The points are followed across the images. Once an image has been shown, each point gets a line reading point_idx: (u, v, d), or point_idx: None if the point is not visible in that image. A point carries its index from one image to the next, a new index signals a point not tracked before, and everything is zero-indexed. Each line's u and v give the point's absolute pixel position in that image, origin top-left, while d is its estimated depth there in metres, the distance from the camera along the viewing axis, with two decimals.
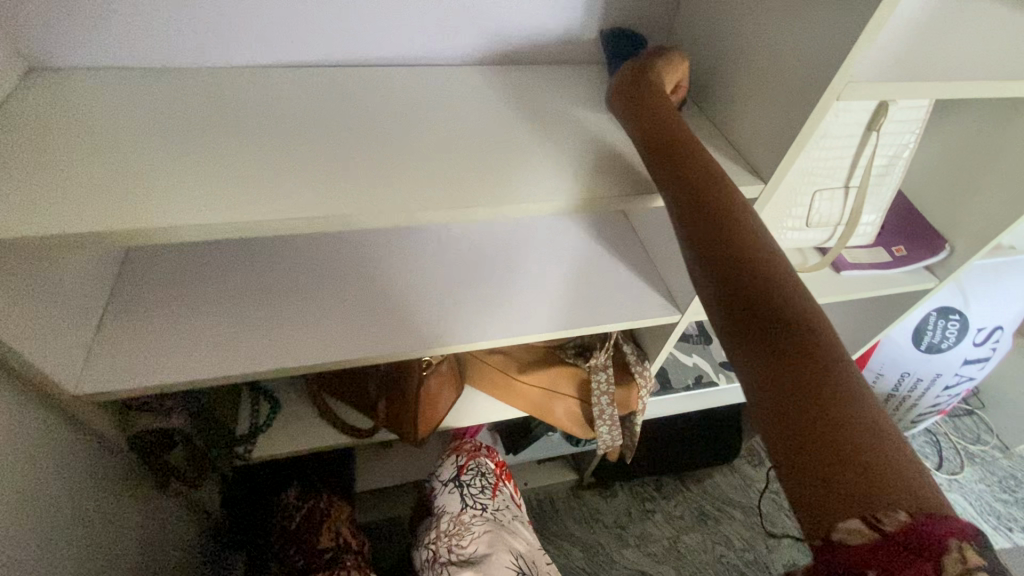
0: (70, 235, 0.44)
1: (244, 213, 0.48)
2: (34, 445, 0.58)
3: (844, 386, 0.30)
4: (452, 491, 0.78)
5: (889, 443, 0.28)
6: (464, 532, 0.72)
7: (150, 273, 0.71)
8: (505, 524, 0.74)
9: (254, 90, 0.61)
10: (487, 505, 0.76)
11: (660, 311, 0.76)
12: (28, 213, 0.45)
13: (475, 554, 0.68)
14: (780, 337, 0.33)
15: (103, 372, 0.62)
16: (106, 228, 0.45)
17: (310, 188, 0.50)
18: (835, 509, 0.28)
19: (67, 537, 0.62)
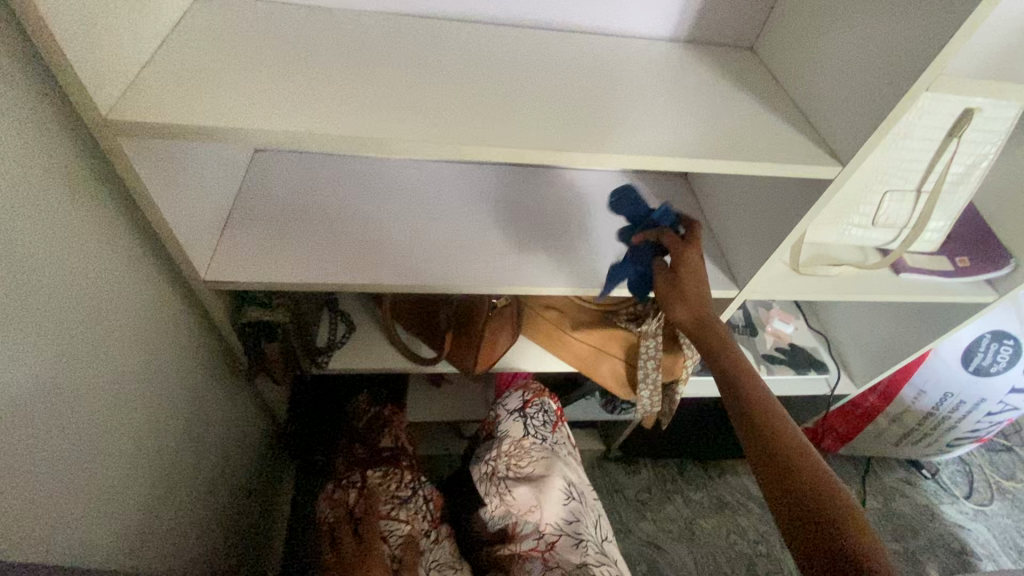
0: (239, 132, 0.53)
1: (379, 132, 0.55)
2: (165, 322, 0.68)
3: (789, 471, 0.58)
4: (516, 419, 0.89)
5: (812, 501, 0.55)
6: (524, 455, 0.85)
7: (266, 190, 0.80)
8: (561, 455, 0.86)
9: (383, 32, 0.69)
10: (547, 438, 0.87)
11: (719, 284, 0.82)
12: (207, 109, 0.54)
13: (532, 475, 0.83)
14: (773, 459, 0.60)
15: (225, 265, 0.71)
16: (268, 130, 0.53)
17: (433, 120, 0.58)
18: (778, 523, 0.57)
19: (177, 400, 0.73)
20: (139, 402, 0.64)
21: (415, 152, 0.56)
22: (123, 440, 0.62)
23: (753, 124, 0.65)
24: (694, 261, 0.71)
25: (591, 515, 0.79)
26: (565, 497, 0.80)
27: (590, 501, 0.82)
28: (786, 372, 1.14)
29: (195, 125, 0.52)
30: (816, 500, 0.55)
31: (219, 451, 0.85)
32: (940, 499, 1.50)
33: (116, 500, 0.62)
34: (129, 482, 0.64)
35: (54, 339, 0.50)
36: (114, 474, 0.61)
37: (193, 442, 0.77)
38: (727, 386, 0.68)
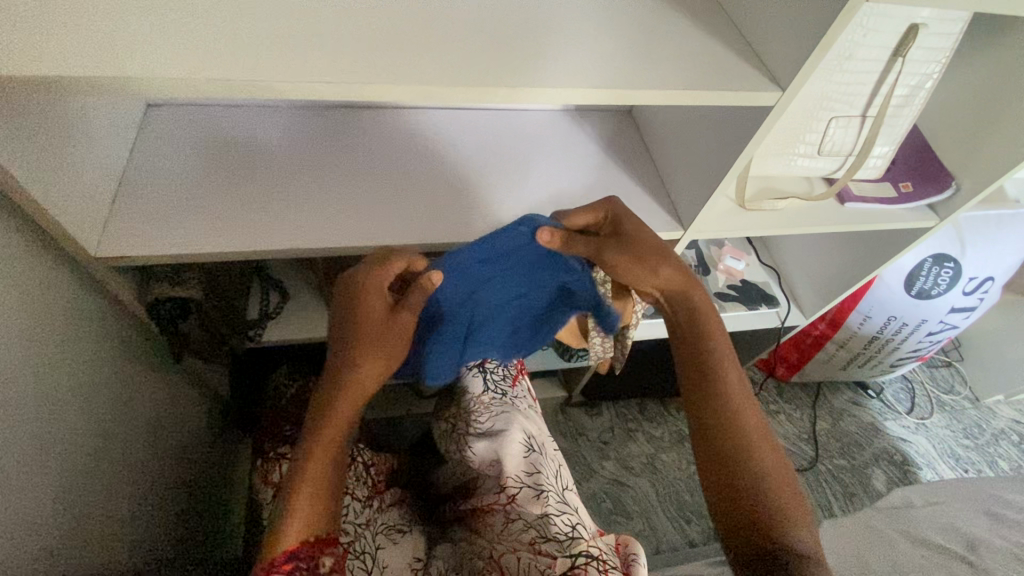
0: (85, 77, 0.44)
1: (263, 72, 0.47)
2: (59, 306, 0.62)
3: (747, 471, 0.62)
4: (474, 375, 0.88)
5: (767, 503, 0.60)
6: (481, 411, 0.83)
7: (160, 151, 0.71)
8: (521, 408, 0.84)
9: None
10: (506, 392, 0.86)
11: (664, 226, 0.78)
12: (47, 54, 0.44)
13: (492, 428, 0.80)
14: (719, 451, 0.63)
15: (119, 238, 0.63)
16: (124, 73, 0.45)
17: (325, 54, 0.49)
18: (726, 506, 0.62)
19: (90, 393, 0.67)
20: (42, 395, 0.59)
21: (308, 96, 0.49)
22: (29, 443, 0.57)
23: (689, 49, 0.59)
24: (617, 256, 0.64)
25: (551, 465, 0.77)
26: (525, 449, 0.77)
27: (551, 452, 0.80)
28: (738, 309, 1.15)
29: (31, 74, 0.43)
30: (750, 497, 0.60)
31: (153, 438, 0.80)
32: (884, 416, 1.59)
33: (37, 506, 0.57)
34: (47, 485, 0.59)
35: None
36: (28, 480, 0.56)
37: (119, 433, 0.72)
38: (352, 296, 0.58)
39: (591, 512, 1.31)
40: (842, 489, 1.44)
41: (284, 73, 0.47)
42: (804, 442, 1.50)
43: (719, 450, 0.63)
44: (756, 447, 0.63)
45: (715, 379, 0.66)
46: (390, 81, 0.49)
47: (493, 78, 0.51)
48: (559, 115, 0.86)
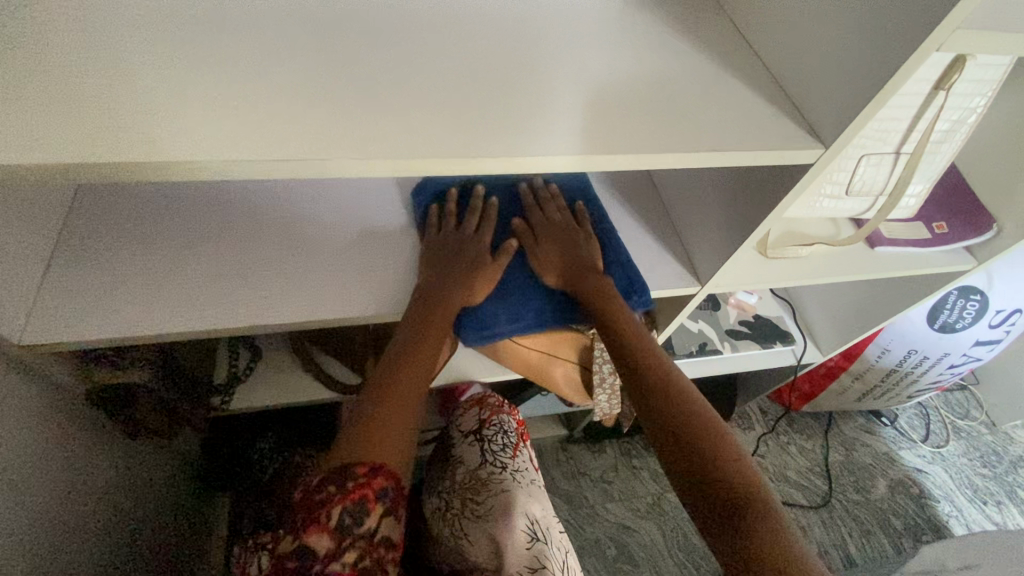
0: None
1: (201, 148, 0.39)
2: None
3: (679, 412, 0.57)
4: (472, 444, 0.80)
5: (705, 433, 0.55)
6: (480, 490, 0.73)
7: (106, 211, 0.62)
8: (522, 485, 0.73)
9: None
10: (507, 465, 0.76)
11: (678, 281, 0.70)
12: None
13: (490, 513, 0.69)
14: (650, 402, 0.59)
15: (51, 322, 0.54)
16: (21, 155, 0.36)
17: (281, 122, 0.41)
18: (679, 459, 0.54)
19: (38, 499, 0.57)
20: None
21: (259, 174, 0.40)
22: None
23: (713, 99, 0.51)
24: (546, 226, 0.70)
25: (558, 557, 0.66)
26: (529, 538, 0.66)
27: (557, 538, 0.69)
28: (751, 348, 1.07)
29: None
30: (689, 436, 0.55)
31: (114, 530, 0.70)
32: (899, 445, 1.52)
33: None
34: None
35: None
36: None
37: (72, 536, 0.62)
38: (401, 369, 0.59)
39: (595, 561, 1.23)
40: (858, 526, 1.36)
41: (231, 150, 0.39)
42: (817, 476, 1.43)
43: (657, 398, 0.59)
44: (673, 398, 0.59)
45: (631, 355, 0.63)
46: (360, 157, 0.41)
47: (486, 149, 0.43)
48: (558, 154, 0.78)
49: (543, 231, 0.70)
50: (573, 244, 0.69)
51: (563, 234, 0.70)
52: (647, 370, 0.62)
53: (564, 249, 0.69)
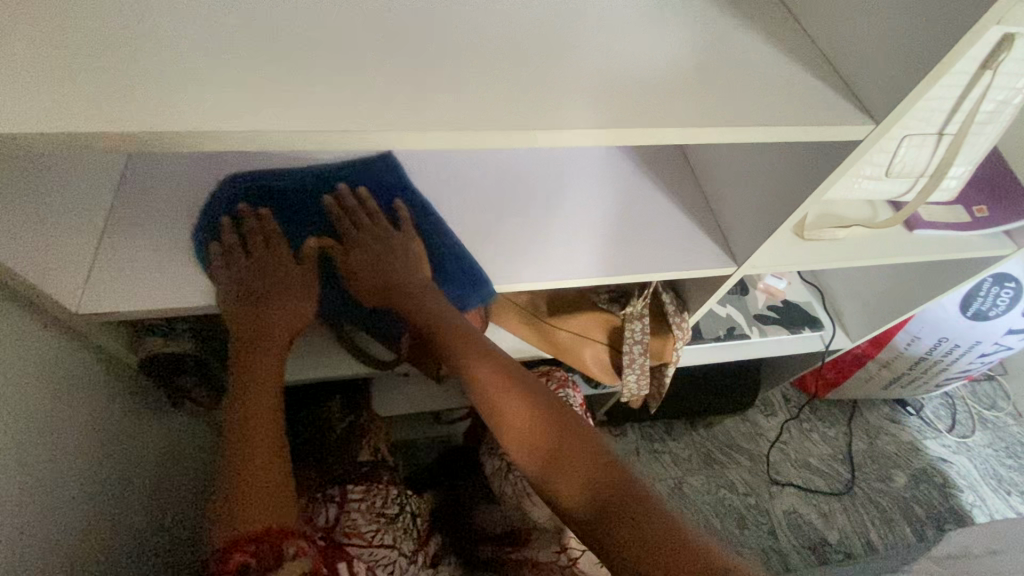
0: (48, 130, 0.37)
1: (262, 119, 0.40)
2: (53, 366, 0.55)
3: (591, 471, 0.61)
4: None
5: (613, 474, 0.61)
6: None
7: (153, 184, 0.64)
8: None
9: None
10: None
11: (713, 261, 0.70)
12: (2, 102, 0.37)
13: None
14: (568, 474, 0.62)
15: (107, 291, 0.56)
16: (93, 126, 0.37)
17: (335, 95, 0.42)
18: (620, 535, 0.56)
19: (94, 459, 0.60)
20: (42, 472, 0.52)
21: (314, 145, 0.41)
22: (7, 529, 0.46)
23: (760, 75, 0.51)
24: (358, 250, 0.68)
25: None
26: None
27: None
28: (779, 333, 1.06)
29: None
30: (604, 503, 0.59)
31: (165, 493, 0.74)
32: (923, 435, 1.51)
33: None
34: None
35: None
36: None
37: (127, 495, 0.66)
38: (241, 371, 0.59)
39: None
40: (880, 514, 1.36)
41: (290, 121, 0.40)
42: (840, 464, 1.42)
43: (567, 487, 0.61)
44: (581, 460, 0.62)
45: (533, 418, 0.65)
46: (414, 129, 0.42)
47: (536, 124, 0.44)
48: None
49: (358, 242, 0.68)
50: (387, 249, 0.69)
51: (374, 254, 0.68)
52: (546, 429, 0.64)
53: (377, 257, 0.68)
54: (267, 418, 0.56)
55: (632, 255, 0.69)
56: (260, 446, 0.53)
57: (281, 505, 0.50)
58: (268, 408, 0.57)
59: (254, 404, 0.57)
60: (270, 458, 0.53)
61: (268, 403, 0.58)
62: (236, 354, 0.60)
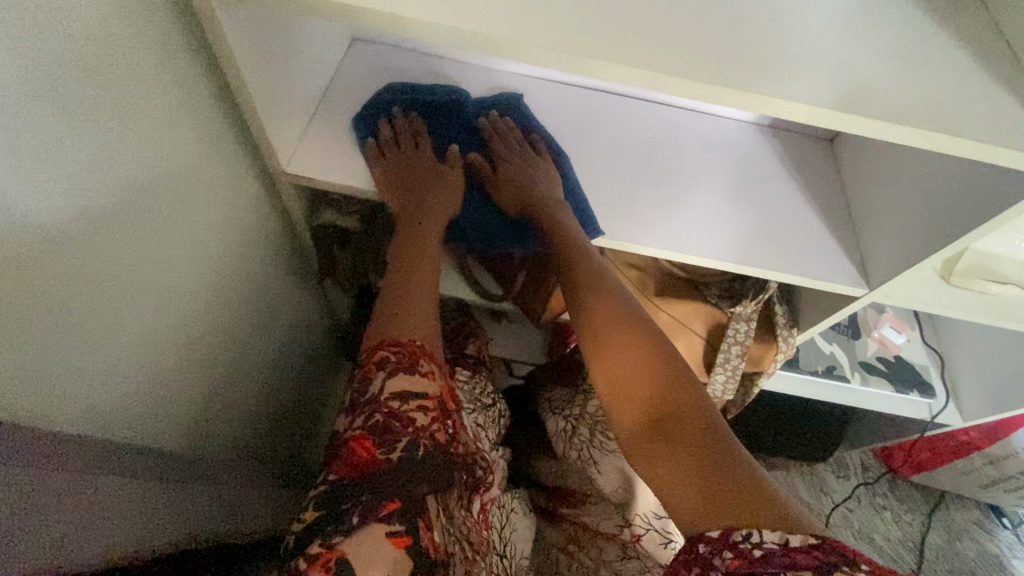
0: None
1: (490, 23, 0.45)
2: (249, 204, 0.66)
3: (698, 430, 0.47)
4: None
5: (692, 419, 0.48)
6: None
7: (356, 86, 0.74)
8: None
9: None
10: None
11: (844, 280, 0.69)
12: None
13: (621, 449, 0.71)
14: (660, 434, 0.48)
15: (307, 160, 0.66)
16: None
17: (554, 18, 0.46)
18: (671, 478, 0.46)
19: (245, 294, 0.70)
20: (212, 286, 0.62)
21: (521, 58, 0.46)
22: (165, 312, 0.55)
23: (970, 92, 0.49)
24: (397, 158, 0.69)
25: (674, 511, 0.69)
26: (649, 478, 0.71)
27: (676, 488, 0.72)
28: (883, 386, 1.01)
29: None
30: (704, 482, 0.44)
31: (283, 345, 0.85)
32: (1014, 553, 1.35)
33: (177, 385, 0.60)
34: (162, 418, 0.59)
35: (120, 193, 0.46)
36: (146, 411, 0.56)
37: (257, 334, 0.76)
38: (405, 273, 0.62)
39: None
40: None
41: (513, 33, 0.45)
42: (907, 551, 1.31)
43: (659, 420, 0.49)
44: (674, 408, 0.49)
45: (624, 360, 0.53)
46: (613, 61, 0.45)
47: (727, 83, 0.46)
48: (751, 131, 0.79)
49: (393, 151, 0.69)
50: (417, 163, 0.70)
51: (415, 162, 0.70)
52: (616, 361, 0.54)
53: (521, 174, 0.70)
54: (418, 319, 0.58)
55: (740, 254, 0.69)
56: (409, 334, 0.56)
57: (414, 399, 0.53)
58: (428, 312, 0.59)
59: (411, 276, 0.62)
60: (418, 351, 0.55)
61: (417, 294, 0.60)
62: (397, 257, 0.64)
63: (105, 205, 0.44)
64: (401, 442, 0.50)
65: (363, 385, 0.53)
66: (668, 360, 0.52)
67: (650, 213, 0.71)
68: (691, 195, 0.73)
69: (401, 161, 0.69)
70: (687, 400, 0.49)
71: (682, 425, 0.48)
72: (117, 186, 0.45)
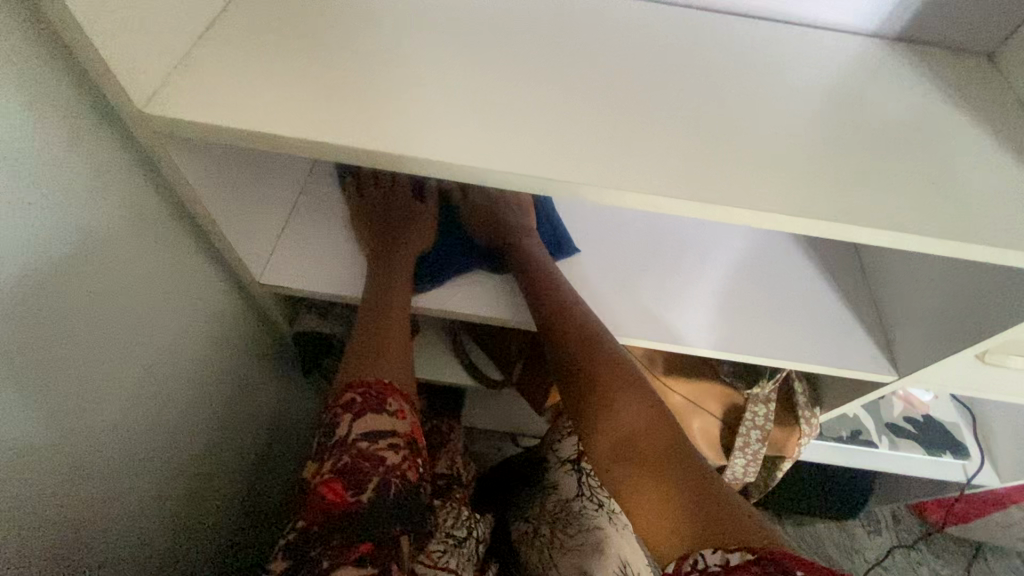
0: (283, 134, 0.40)
1: (466, 151, 0.41)
2: (214, 309, 0.62)
3: (674, 455, 0.49)
4: (568, 473, 0.75)
5: (668, 443, 0.50)
6: (571, 522, 0.70)
7: (335, 182, 0.71)
8: (618, 525, 0.69)
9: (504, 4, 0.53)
10: (603, 504, 0.71)
11: (869, 366, 0.63)
12: (248, 103, 0.41)
13: (580, 549, 0.68)
14: (641, 461, 0.50)
15: (280, 268, 0.62)
16: (309, 136, 0.40)
17: (536, 140, 0.42)
18: (651, 502, 0.47)
19: (210, 393, 0.65)
20: (167, 394, 0.57)
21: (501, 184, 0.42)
22: (106, 435, 0.50)
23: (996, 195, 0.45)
24: (373, 200, 0.69)
25: None
26: None
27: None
28: (913, 451, 0.95)
29: (229, 127, 0.40)
30: (684, 502, 0.45)
31: (263, 437, 0.80)
32: None
33: (128, 504, 0.54)
34: (109, 544, 0.53)
35: (41, 345, 0.41)
36: (89, 549, 0.50)
37: (229, 427, 0.70)
38: (376, 306, 0.60)
39: None
40: None
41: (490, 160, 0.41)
42: None
43: (638, 447, 0.51)
44: (650, 436, 0.52)
45: (601, 393, 0.56)
46: (602, 185, 0.41)
47: (726, 202, 0.42)
48: None
49: (367, 199, 0.69)
50: (390, 204, 0.69)
51: (390, 204, 0.69)
52: (595, 393, 0.56)
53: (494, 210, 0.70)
54: (392, 357, 0.56)
55: (757, 341, 0.63)
56: (378, 373, 0.54)
57: (381, 437, 0.49)
58: (403, 349, 0.58)
59: (390, 305, 0.60)
60: (386, 389, 0.53)
61: (388, 327, 0.58)
62: (372, 289, 0.61)
63: (17, 359, 0.40)
64: (371, 483, 0.47)
65: (328, 427, 0.50)
66: (637, 393, 0.55)
67: (654, 301, 0.66)
68: (697, 277, 0.68)
69: (376, 205, 0.68)
70: (660, 425, 0.52)
71: (660, 452, 0.50)
72: (32, 337, 0.40)
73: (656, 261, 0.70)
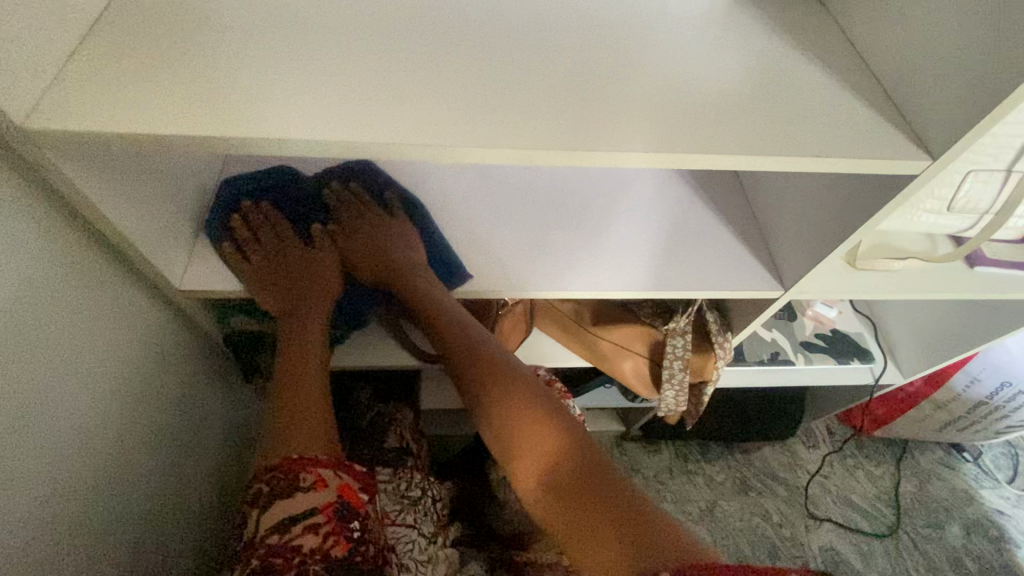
0: (163, 132, 0.42)
1: (341, 128, 0.44)
2: (144, 322, 0.64)
3: (557, 448, 0.54)
4: None
5: (553, 435, 0.55)
6: None
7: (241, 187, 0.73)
8: None
9: None
10: None
11: (758, 284, 0.71)
12: (125, 110, 0.43)
13: None
14: (532, 459, 0.54)
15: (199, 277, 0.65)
16: (189, 131, 0.42)
17: (408, 111, 0.46)
18: (548, 498, 0.51)
19: (149, 404, 0.66)
20: (105, 405, 0.59)
21: (381, 155, 0.46)
22: (45, 450, 0.51)
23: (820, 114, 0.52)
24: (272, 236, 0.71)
25: None
26: None
27: None
28: (826, 362, 1.05)
29: (109, 133, 0.42)
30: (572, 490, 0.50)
31: (208, 443, 0.81)
32: (981, 484, 1.42)
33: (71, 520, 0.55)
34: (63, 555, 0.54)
35: None
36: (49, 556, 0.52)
37: (170, 438, 0.71)
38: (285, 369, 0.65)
39: None
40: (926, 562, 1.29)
41: (367, 134, 0.45)
42: (884, 504, 1.36)
43: (521, 445, 0.56)
44: (530, 432, 0.56)
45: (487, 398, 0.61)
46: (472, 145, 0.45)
47: (585, 147, 0.47)
48: None
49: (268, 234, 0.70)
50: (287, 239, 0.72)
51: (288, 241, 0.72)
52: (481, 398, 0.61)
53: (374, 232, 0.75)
54: (303, 428, 0.59)
55: (657, 277, 0.70)
56: (286, 452, 0.57)
57: (296, 524, 0.52)
58: (317, 416, 0.61)
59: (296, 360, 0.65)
60: (296, 463, 0.55)
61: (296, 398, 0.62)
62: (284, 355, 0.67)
63: None
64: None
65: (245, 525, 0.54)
66: (512, 387, 0.60)
67: (564, 256, 0.71)
68: (601, 228, 0.74)
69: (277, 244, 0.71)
70: (539, 416, 0.57)
71: (541, 445, 0.55)
72: None
73: (563, 219, 0.75)
